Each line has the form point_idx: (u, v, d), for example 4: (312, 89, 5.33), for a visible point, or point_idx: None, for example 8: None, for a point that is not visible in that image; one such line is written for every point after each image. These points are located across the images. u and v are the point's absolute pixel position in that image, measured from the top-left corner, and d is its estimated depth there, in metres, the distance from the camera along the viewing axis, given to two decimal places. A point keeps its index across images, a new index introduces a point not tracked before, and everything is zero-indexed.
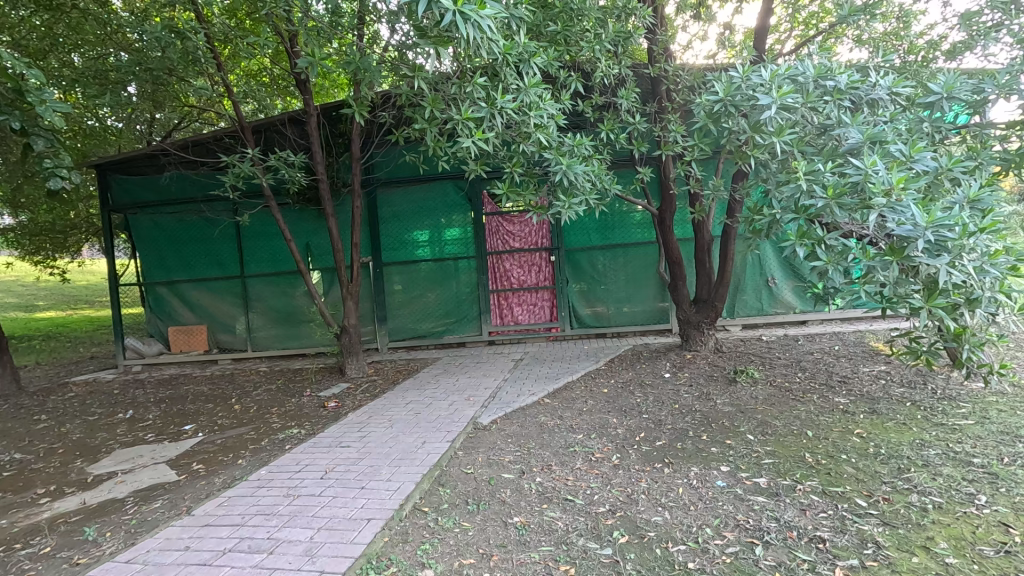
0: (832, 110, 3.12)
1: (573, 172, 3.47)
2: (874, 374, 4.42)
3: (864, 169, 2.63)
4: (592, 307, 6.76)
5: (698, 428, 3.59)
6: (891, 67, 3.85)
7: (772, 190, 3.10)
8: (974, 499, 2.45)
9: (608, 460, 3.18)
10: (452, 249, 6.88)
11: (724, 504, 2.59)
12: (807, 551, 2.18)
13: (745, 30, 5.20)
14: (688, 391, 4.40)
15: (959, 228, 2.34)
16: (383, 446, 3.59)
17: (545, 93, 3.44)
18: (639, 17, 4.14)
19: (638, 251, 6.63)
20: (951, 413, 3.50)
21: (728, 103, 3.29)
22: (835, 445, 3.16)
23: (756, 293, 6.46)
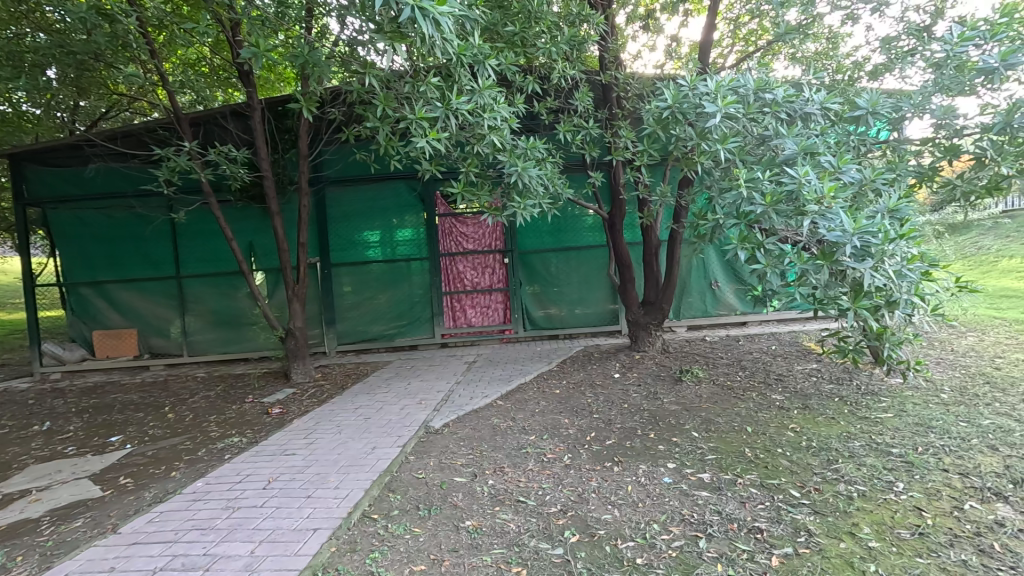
0: (770, 122, 3.26)
1: (527, 174, 3.50)
2: (806, 372, 4.70)
3: (799, 178, 2.81)
4: (545, 309, 6.83)
5: (646, 427, 3.69)
6: (821, 84, 4.09)
7: (716, 197, 3.24)
8: (893, 486, 2.65)
9: (560, 460, 3.22)
10: (404, 251, 6.76)
11: (670, 499, 2.67)
12: (746, 541, 2.29)
13: (690, 42, 5.40)
14: (637, 390, 4.52)
15: (882, 235, 2.53)
16: (331, 453, 3.48)
17: (499, 95, 3.43)
18: (591, 24, 4.22)
19: (589, 254, 6.75)
20: (873, 407, 3.78)
21: (676, 110, 3.41)
22: (772, 440, 3.34)
23: (700, 295, 6.74)
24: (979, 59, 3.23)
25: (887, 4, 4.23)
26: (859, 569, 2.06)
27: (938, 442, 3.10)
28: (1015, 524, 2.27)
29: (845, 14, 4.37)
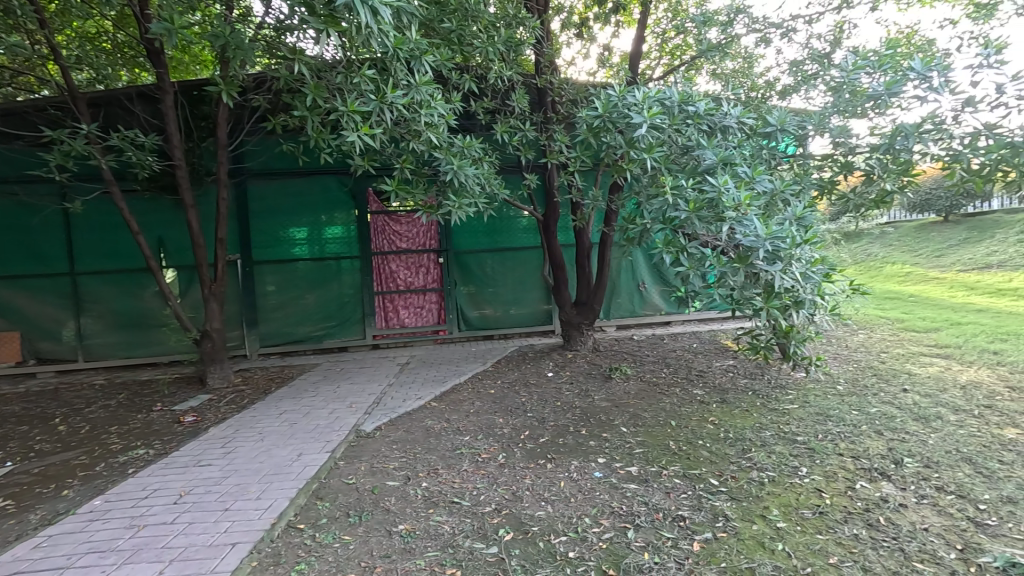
0: (693, 133, 3.44)
1: (464, 173, 3.48)
2: (724, 368, 5.04)
3: (719, 187, 3.00)
4: (480, 309, 6.83)
5: (578, 424, 3.79)
6: (739, 100, 4.40)
7: (644, 203, 3.39)
8: (797, 471, 2.90)
9: (494, 460, 3.23)
10: (334, 249, 6.50)
11: (601, 493, 2.76)
12: (670, 529, 2.41)
13: (621, 53, 5.63)
14: (570, 388, 4.63)
15: (790, 240, 2.75)
16: (252, 462, 3.27)
17: (436, 92, 3.37)
18: (528, 28, 4.31)
19: (524, 255, 6.83)
20: (781, 399, 4.12)
21: (606, 118, 3.55)
22: (693, 432, 3.55)
23: (629, 296, 7.02)
24: (869, 86, 3.58)
25: (794, 31, 4.64)
26: (769, 548, 2.23)
27: (834, 430, 3.43)
28: (897, 499, 2.54)
29: (759, 36, 4.73)
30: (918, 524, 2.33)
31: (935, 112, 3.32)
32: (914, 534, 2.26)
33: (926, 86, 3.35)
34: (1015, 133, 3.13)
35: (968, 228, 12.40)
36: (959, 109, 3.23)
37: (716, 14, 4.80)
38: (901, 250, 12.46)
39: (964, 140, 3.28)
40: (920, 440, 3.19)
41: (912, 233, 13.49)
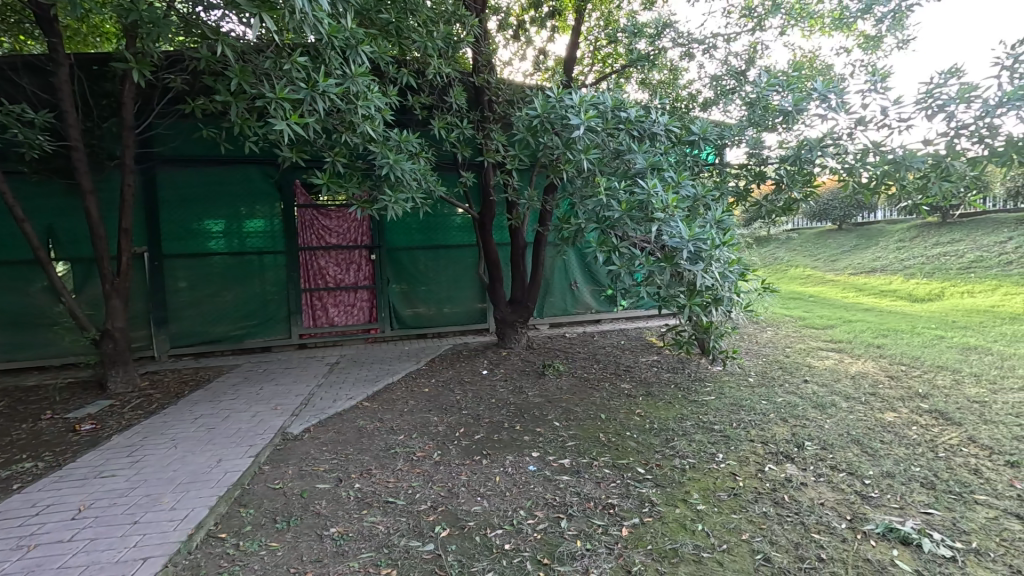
0: (625, 138, 3.57)
1: (401, 168, 3.41)
2: (649, 363, 5.32)
3: (648, 189, 3.15)
4: (414, 307, 6.73)
5: (513, 419, 3.85)
6: (666, 109, 4.66)
7: (578, 203, 3.52)
8: (715, 457, 3.12)
9: (430, 458, 3.21)
10: (256, 243, 6.14)
11: (535, 486, 2.83)
12: (600, 517, 2.51)
13: (556, 57, 5.77)
14: (504, 385, 4.69)
15: (710, 242, 2.95)
16: (163, 470, 3.02)
17: (373, 84, 3.28)
18: (466, 25, 4.31)
19: (459, 253, 6.81)
20: (700, 391, 4.42)
21: (544, 119, 3.62)
22: (622, 424, 3.72)
23: (562, 295, 7.20)
24: (779, 103, 3.91)
25: (714, 48, 4.98)
26: (690, 529, 2.38)
27: (746, 418, 3.74)
28: (799, 479, 2.81)
29: (683, 51, 5.03)
30: (816, 499, 2.59)
31: (833, 129, 3.66)
32: (812, 508, 2.50)
33: (826, 106, 3.71)
34: (896, 151, 3.52)
35: (858, 236, 13.90)
36: (852, 127, 3.61)
37: (646, 26, 5.06)
38: (803, 255, 13.73)
39: (856, 154, 3.63)
40: (817, 425, 3.55)
41: (811, 239, 14.90)
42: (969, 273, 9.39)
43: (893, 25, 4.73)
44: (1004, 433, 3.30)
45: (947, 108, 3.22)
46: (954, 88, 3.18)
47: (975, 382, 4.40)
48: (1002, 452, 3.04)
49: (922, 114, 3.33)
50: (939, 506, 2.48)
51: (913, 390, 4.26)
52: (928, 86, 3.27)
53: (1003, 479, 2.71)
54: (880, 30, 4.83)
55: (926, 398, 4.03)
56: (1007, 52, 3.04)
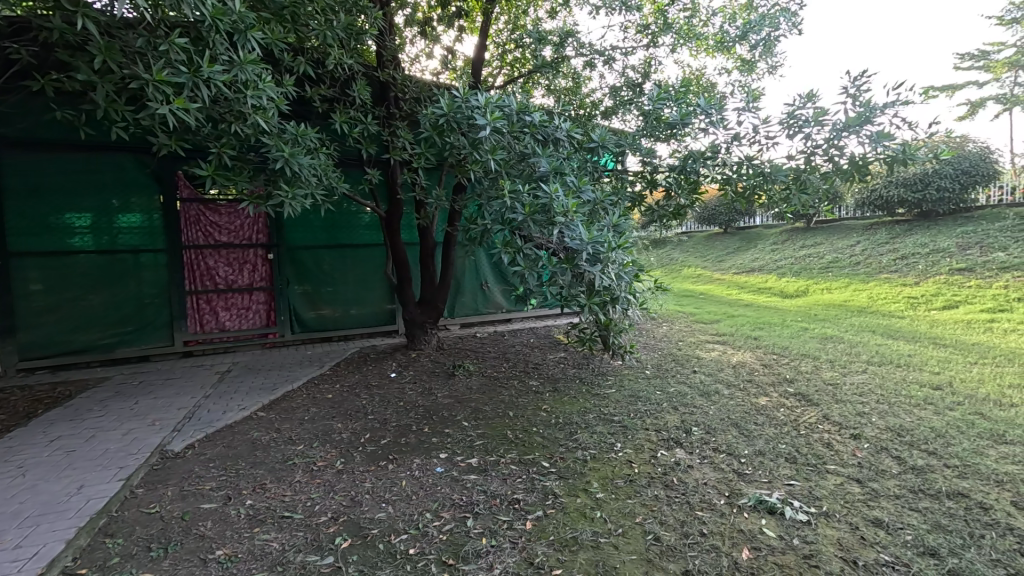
0: (530, 142, 3.64)
1: (298, 162, 3.21)
2: (557, 360, 5.51)
3: (550, 193, 3.20)
4: (317, 309, 6.40)
5: (421, 422, 3.80)
6: (570, 115, 4.85)
7: (485, 204, 3.55)
8: (613, 446, 3.31)
9: (331, 467, 3.08)
10: (129, 240, 5.49)
11: (442, 487, 2.82)
12: (506, 512, 2.56)
13: (465, 58, 5.77)
14: (413, 387, 4.61)
15: (607, 244, 3.08)
16: (7, 504, 2.60)
17: (265, 73, 3.07)
18: (369, 17, 4.13)
19: (365, 253, 6.58)
20: (603, 384, 4.67)
21: (450, 118, 3.60)
22: (528, 420, 3.82)
23: (473, 295, 7.24)
24: (669, 115, 4.21)
25: (613, 60, 5.27)
26: (590, 517, 2.50)
27: (642, 408, 4.00)
28: (686, 462, 3.07)
29: (586, 61, 5.26)
30: (700, 480, 2.84)
31: (714, 142, 4.02)
32: (697, 488, 2.74)
33: (708, 121, 4.07)
34: (765, 164, 3.93)
35: (740, 239, 15.44)
36: (729, 141, 3.99)
37: (549, 34, 5.23)
38: (695, 256, 14.98)
39: (733, 167, 4.02)
40: (703, 411, 3.90)
41: (701, 242, 16.29)
42: (828, 272, 10.79)
43: (764, 51, 5.30)
44: (850, 410, 3.84)
45: (804, 128, 3.68)
46: (810, 111, 3.64)
47: (829, 367, 5.07)
48: (848, 427, 3.53)
49: (786, 133, 3.77)
50: (799, 477, 2.82)
51: (781, 376, 4.83)
52: (790, 108, 3.72)
53: (848, 450, 3.15)
54: (753, 56, 5.39)
55: (791, 382, 4.59)
56: (850, 83, 3.53)
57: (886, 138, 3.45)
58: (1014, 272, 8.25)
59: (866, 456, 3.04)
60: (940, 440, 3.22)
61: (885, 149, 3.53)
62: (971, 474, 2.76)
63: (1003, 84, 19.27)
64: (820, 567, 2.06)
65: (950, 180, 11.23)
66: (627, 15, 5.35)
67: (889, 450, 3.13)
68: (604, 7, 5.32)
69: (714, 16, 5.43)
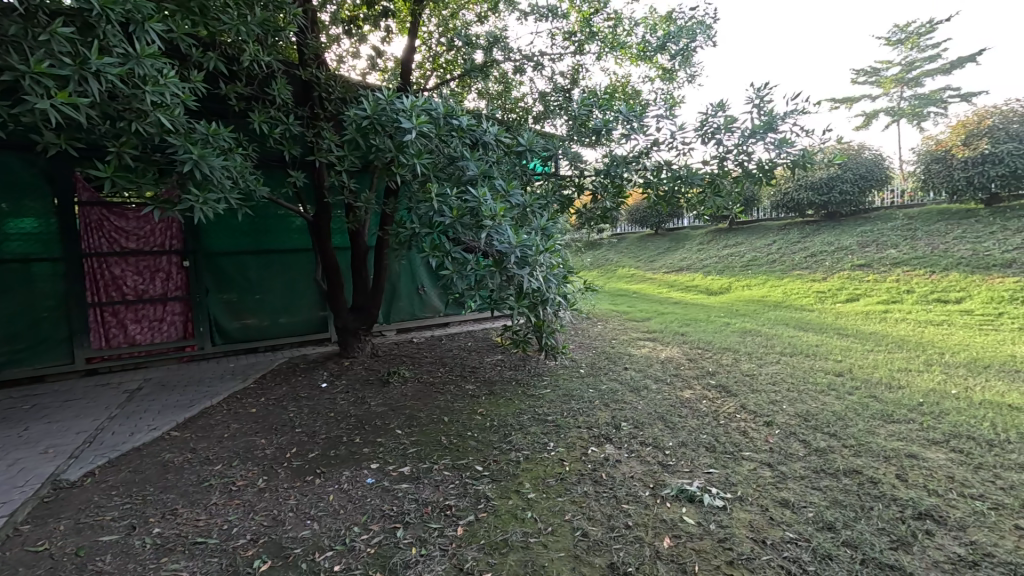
0: (457, 146, 3.62)
1: (209, 164, 3.01)
2: (493, 362, 5.52)
3: (478, 198, 3.20)
4: (241, 319, 6.05)
5: (351, 433, 3.67)
6: (499, 120, 4.89)
7: (412, 208, 3.50)
8: (545, 446, 3.36)
9: (252, 486, 2.91)
10: (18, 249, 4.94)
11: (372, 499, 2.74)
12: (436, 520, 2.53)
13: (394, 59, 5.68)
14: (345, 397, 4.46)
15: (535, 247, 3.08)
16: None
17: (168, 68, 2.85)
18: (289, 14, 3.88)
19: (293, 258, 6.30)
20: (538, 385, 4.73)
21: (375, 120, 3.51)
22: (463, 425, 3.80)
23: (409, 300, 7.13)
24: (593, 121, 4.34)
25: (542, 65, 5.37)
26: (520, 518, 2.52)
27: (575, 407, 4.10)
28: (614, 457, 3.17)
29: (516, 66, 5.33)
30: (627, 474, 2.94)
31: (636, 148, 4.19)
32: (624, 482, 2.83)
33: (630, 127, 4.23)
34: (683, 168, 4.15)
35: (670, 240, 16.21)
36: (650, 147, 4.17)
37: (478, 38, 5.24)
38: (629, 257, 15.58)
39: (653, 171, 4.22)
40: (632, 406, 4.05)
41: (634, 243, 16.96)
42: (749, 269, 11.54)
43: (683, 62, 5.60)
44: (764, 399, 4.11)
45: (716, 135, 3.91)
46: (721, 119, 3.87)
47: (747, 359, 5.42)
48: (761, 414, 3.78)
49: (700, 139, 3.99)
50: (716, 465, 2.98)
51: (704, 369, 5.10)
52: (703, 116, 3.94)
53: (761, 436, 3.38)
54: (673, 65, 5.68)
55: (713, 375, 4.87)
56: (755, 94, 3.79)
57: (787, 144, 3.73)
58: (904, 267, 9.18)
59: (776, 442, 3.27)
60: (840, 423, 3.52)
61: (787, 155, 3.81)
62: (864, 452, 3.03)
63: (893, 98, 21.40)
64: (733, 549, 2.19)
65: (850, 184, 12.33)
66: (554, 22, 5.47)
67: (797, 434, 3.38)
68: (533, 14, 5.40)
69: (637, 27, 5.67)
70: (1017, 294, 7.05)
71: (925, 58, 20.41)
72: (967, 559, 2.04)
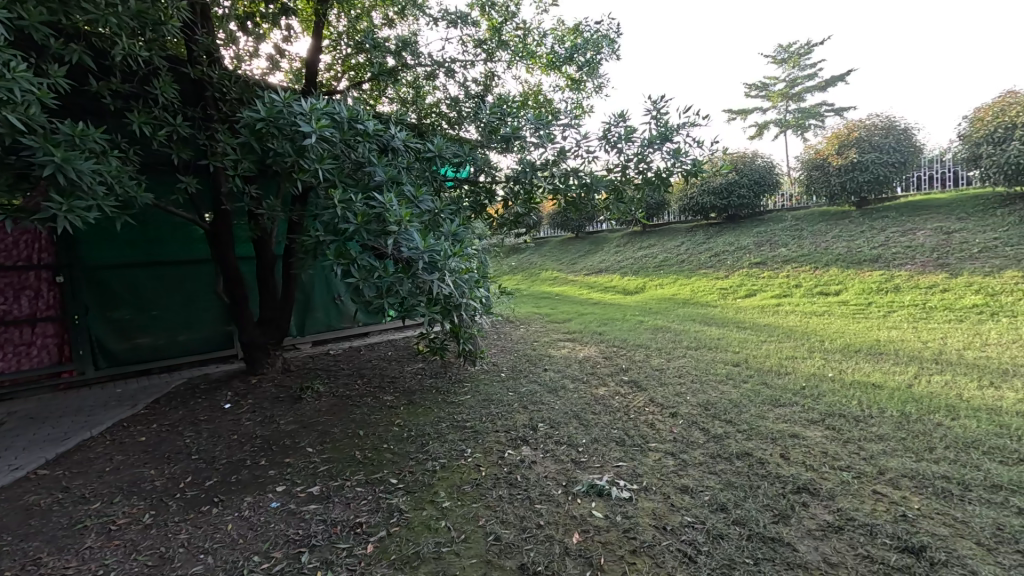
0: (364, 151, 3.52)
1: (75, 168, 2.71)
2: (414, 371, 5.41)
3: (384, 203, 3.13)
4: (129, 339, 5.48)
5: (256, 455, 3.44)
6: (409, 125, 4.82)
7: (316, 215, 3.35)
8: (463, 453, 3.34)
9: (137, 523, 2.64)
10: None
11: (276, 524, 2.58)
12: (346, 539, 2.43)
13: (299, 60, 5.42)
14: (250, 417, 4.17)
15: (443, 252, 3.08)
16: None
17: (18, 60, 2.53)
18: (172, 7, 3.59)
19: (190, 270, 5.80)
20: (458, 391, 4.71)
21: (271, 123, 3.33)
22: (379, 437, 3.69)
23: (325, 310, 6.82)
24: (502, 128, 4.40)
25: (453, 71, 5.36)
26: (433, 528, 2.48)
27: (494, 411, 4.11)
28: (530, 458, 3.21)
29: (427, 71, 5.28)
30: (541, 473, 3.00)
31: (542, 156, 4.29)
32: (538, 482, 2.88)
33: (538, 135, 4.34)
34: (589, 175, 4.32)
35: (590, 242, 16.82)
36: (557, 154, 4.31)
37: (386, 41, 5.14)
38: (551, 260, 15.97)
39: (561, 177, 4.36)
40: (549, 407, 4.13)
41: (556, 246, 17.41)
42: (661, 269, 12.24)
43: (589, 73, 5.83)
44: (671, 392, 4.37)
45: (618, 144, 4.12)
46: (621, 129, 4.08)
47: (657, 354, 5.74)
48: (668, 406, 4.01)
49: (604, 148, 4.17)
50: (625, 458, 3.12)
51: (618, 366, 5.33)
52: (605, 126, 4.12)
53: (667, 427, 3.58)
54: (580, 75, 5.89)
55: (626, 371, 5.10)
56: (653, 106, 4.03)
57: (680, 154, 4.01)
58: (793, 264, 10.14)
59: (679, 431, 3.47)
60: (735, 409, 3.81)
61: (681, 164, 4.09)
62: (754, 435, 3.31)
63: (780, 111, 23.65)
64: (636, 538, 2.30)
65: (746, 189, 13.45)
66: (464, 29, 5.49)
67: (698, 423, 3.62)
68: (444, 19, 5.39)
69: (545, 37, 5.83)
70: (881, 285, 8.03)
71: (804, 76, 22.78)
72: (835, 525, 2.28)
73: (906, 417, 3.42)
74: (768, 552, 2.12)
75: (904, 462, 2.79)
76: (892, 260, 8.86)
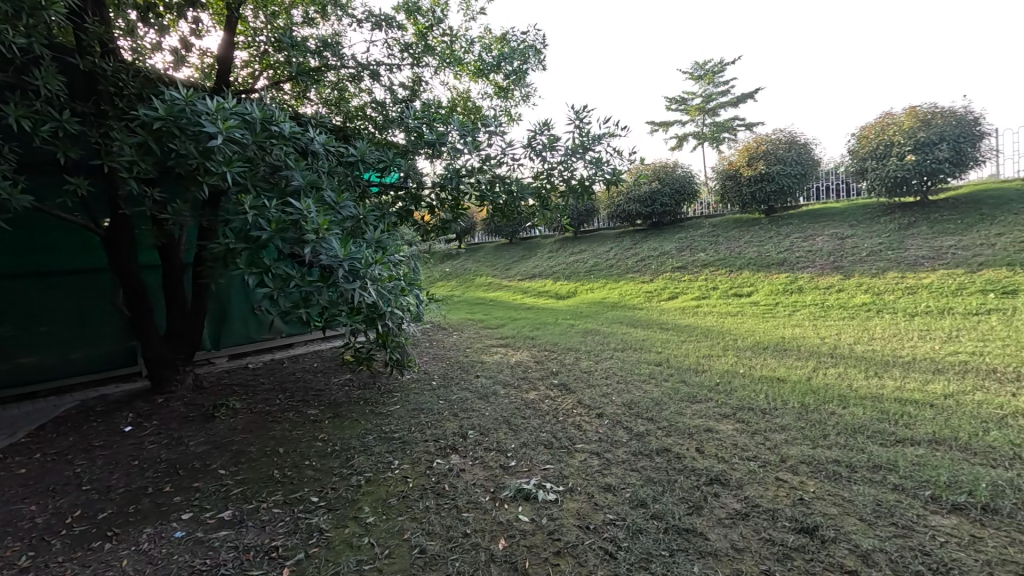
0: (280, 154, 3.35)
1: None
2: (340, 383, 5.20)
3: (302, 209, 3.00)
4: (7, 359, 4.85)
5: (160, 481, 3.16)
6: (331, 127, 4.65)
7: (227, 220, 3.15)
8: (389, 465, 3.25)
9: (11, 567, 2.34)
10: None
11: (180, 555, 2.38)
12: (259, 566, 2.28)
13: (209, 55, 5.08)
14: (155, 440, 3.83)
15: (365, 260, 2.99)
16: None
17: None
18: None
19: (81, 281, 5.26)
20: (387, 401, 4.58)
21: (173, 123, 3.09)
22: (300, 454, 3.51)
23: (243, 322, 6.42)
24: (428, 133, 4.36)
25: (378, 74, 5.25)
26: (355, 546, 2.39)
27: (424, 420, 4.04)
28: (458, 466, 3.18)
29: (350, 72, 5.14)
30: (469, 481, 2.98)
31: (468, 163, 4.28)
32: (466, 490, 2.85)
33: (464, 141, 4.33)
34: (515, 182, 4.38)
35: (523, 248, 17.03)
36: (483, 161, 4.33)
37: (306, 41, 4.95)
38: (485, 265, 16.00)
39: (489, 184, 4.38)
40: (479, 413, 4.12)
41: (490, 252, 17.47)
42: (591, 274, 12.62)
43: (517, 81, 5.92)
44: (598, 393, 4.50)
45: (543, 152, 4.21)
46: (546, 137, 4.17)
47: (586, 357, 5.89)
48: (594, 407, 4.12)
49: (529, 155, 4.25)
50: (552, 461, 3.17)
51: (548, 369, 5.42)
52: (530, 135, 4.20)
53: (593, 428, 3.68)
54: (507, 83, 5.96)
55: (556, 374, 5.19)
56: (576, 116, 4.16)
57: (601, 163, 4.17)
58: (711, 268, 10.80)
59: (605, 431, 3.58)
60: (657, 407, 3.98)
61: (602, 173, 4.24)
62: (673, 431, 3.47)
63: (698, 124, 25.21)
64: (560, 539, 2.33)
65: (668, 197, 14.19)
66: (390, 32, 5.40)
67: (623, 422, 3.74)
68: (368, 21, 5.27)
69: (473, 44, 5.86)
70: (787, 287, 8.74)
71: (719, 93, 24.43)
72: (742, 512, 2.44)
73: (805, 407, 3.74)
74: (683, 543, 2.23)
75: (802, 450, 3.04)
76: (796, 263, 9.67)
